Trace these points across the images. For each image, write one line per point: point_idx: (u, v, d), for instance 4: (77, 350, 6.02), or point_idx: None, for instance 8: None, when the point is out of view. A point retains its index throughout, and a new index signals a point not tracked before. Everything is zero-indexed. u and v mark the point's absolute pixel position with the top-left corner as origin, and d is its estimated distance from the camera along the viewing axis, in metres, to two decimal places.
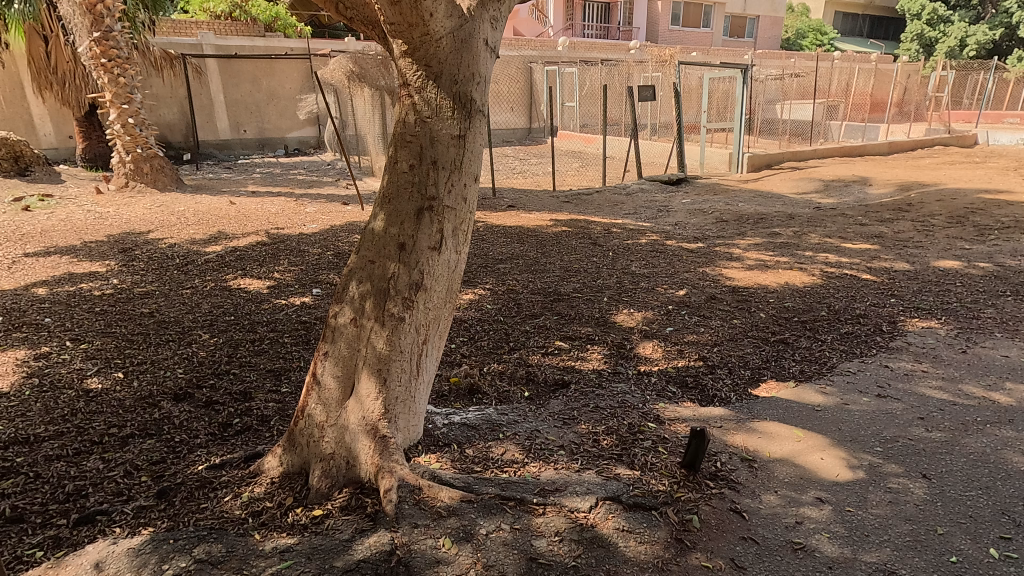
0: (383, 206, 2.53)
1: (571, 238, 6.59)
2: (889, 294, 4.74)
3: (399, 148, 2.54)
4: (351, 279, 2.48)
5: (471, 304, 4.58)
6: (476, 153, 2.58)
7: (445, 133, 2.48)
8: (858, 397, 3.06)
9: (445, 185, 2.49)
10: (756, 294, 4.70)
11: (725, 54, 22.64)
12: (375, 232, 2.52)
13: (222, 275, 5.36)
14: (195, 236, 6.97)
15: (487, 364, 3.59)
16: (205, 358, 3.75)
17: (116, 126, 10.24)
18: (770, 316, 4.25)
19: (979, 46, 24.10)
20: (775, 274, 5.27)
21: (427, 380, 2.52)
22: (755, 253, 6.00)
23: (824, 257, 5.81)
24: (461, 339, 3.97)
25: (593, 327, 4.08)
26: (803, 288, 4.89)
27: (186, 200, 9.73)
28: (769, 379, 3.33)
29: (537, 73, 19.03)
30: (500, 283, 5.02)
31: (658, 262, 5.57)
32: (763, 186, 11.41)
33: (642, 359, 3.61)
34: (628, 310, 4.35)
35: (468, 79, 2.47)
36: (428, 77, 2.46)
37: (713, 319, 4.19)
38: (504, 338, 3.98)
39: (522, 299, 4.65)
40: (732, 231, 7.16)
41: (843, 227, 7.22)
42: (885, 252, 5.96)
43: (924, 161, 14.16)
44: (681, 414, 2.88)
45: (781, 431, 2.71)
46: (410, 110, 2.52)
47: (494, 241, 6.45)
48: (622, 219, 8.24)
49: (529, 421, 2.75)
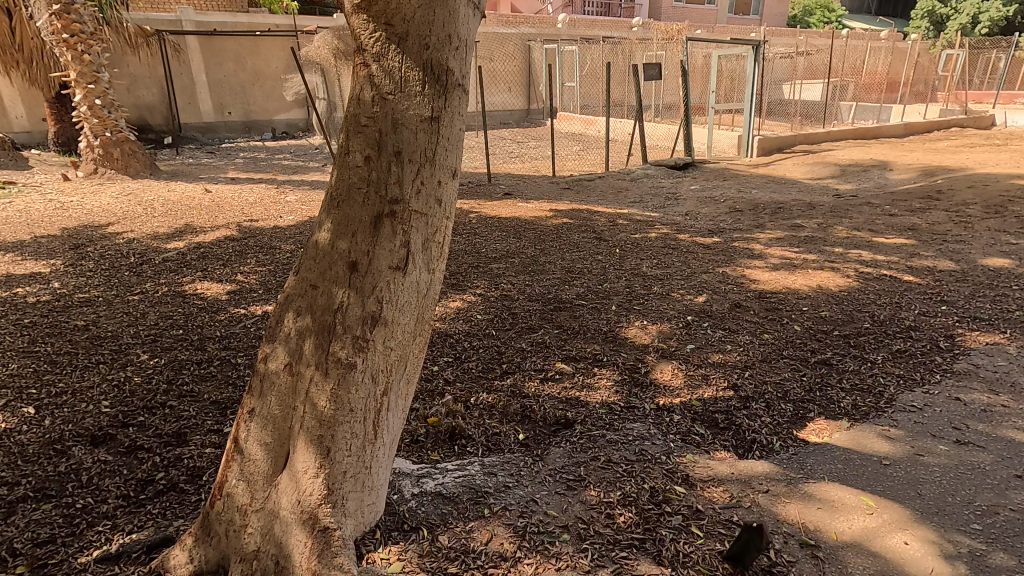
0: (331, 210, 1.96)
1: (573, 232, 5.98)
2: (939, 301, 4.12)
3: (351, 135, 1.99)
4: (287, 309, 1.90)
5: (458, 314, 3.99)
6: (453, 142, 2.07)
7: (414, 114, 1.97)
8: (933, 444, 2.46)
9: (411, 183, 1.95)
10: (787, 300, 4.10)
11: (731, 32, 21.77)
12: (319, 246, 1.94)
13: (179, 278, 4.73)
14: (159, 229, 6.31)
15: (474, 395, 3.02)
16: (141, 386, 3.15)
17: (82, 108, 9.51)
18: (805, 329, 3.65)
19: (992, 24, 23.15)
20: (804, 274, 4.66)
21: (387, 443, 1.92)
22: (778, 249, 5.36)
23: (856, 254, 5.18)
24: (444, 360, 3.41)
25: (601, 344, 3.48)
26: (839, 293, 4.27)
27: (159, 187, 9.05)
28: (817, 418, 2.72)
29: (535, 51, 18.31)
30: (494, 287, 4.42)
31: (671, 261, 4.94)
32: (775, 170, 10.81)
33: (660, 388, 3.01)
34: (641, 321, 3.74)
35: (443, 43, 1.97)
36: (391, 39, 1.95)
37: (741, 333, 3.58)
38: (495, 357, 3.41)
39: (517, 307, 4.04)
40: (750, 223, 6.54)
41: (870, 218, 6.57)
42: (924, 249, 5.33)
43: (942, 143, 13.48)
44: (717, 472, 2.28)
45: (845, 498, 2.12)
46: (367, 85, 2.00)
47: (487, 237, 5.82)
48: (627, 208, 7.62)
49: (525, 484, 2.17)
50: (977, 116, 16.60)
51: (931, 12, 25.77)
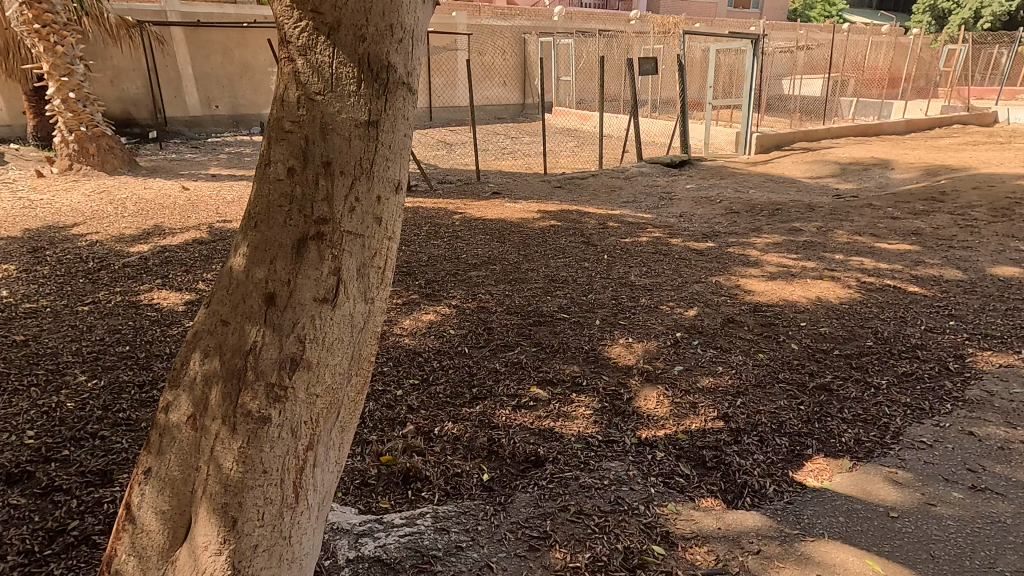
0: (249, 231, 1.67)
1: (560, 235, 5.70)
2: (947, 315, 3.84)
3: (274, 143, 1.70)
4: (194, 349, 1.61)
5: (430, 328, 3.71)
6: (397, 149, 1.79)
7: (347, 117, 1.68)
8: (945, 490, 2.19)
9: (343, 199, 1.67)
10: (783, 314, 3.83)
11: (731, 25, 21.42)
12: (233, 274, 1.65)
13: (137, 286, 4.44)
14: (125, 231, 6.01)
15: (438, 425, 2.74)
16: (73, 413, 2.85)
17: (56, 102, 9.18)
18: (803, 348, 3.37)
19: (994, 19, 22.83)
20: (802, 284, 4.38)
21: (311, 505, 1.65)
22: (775, 256, 5.07)
23: (858, 262, 4.90)
24: (410, 384, 3.12)
25: (581, 365, 3.20)
26: (840, 305, 3.99)
27: (136, 184, 8.74)
28: (815, 456, 2.45)
29: (531, 44, 17.98)
30: (471, 298, 4.13)
31: (661, 269, 4.66)
32: (773, 168, 10.52)
33: (643, 418, 2.74)
34: (626, 338, 3.46)
35: (383, 33, 1.69)
36: (319, 29, 1.66)
37: (734, 353, 3.30)
38: (465, 380, 3.13)
39: (493, 321, 3.75)
40: (746, 225, 6.26)
41: (872, 221, 6.29)
42: (930, 256, 5.04)
43: (944, 141, 13.18)
44: (702, 527, 2.01)
45: (849, 562, 1.85)
46: (292, 83, 1.71)
47: (469, 241, 5.53)
48: (619, 209, 7.34)
49: (480, 544, 1.92)
50: (981, 113, 16.27)
51: (933, 6, 25.43)
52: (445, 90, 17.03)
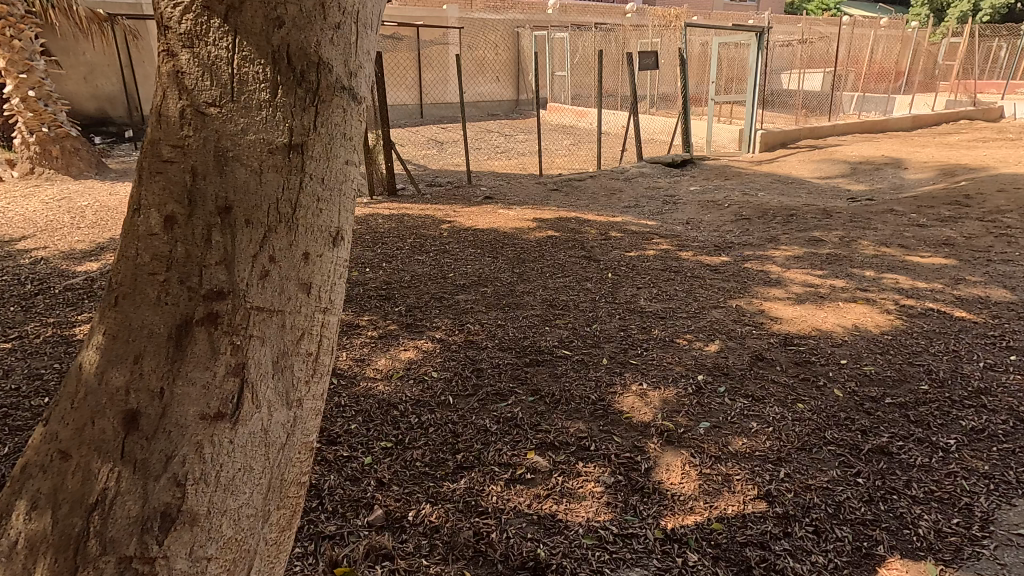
0: (106, 312, 1.13)
1: (557, 249, 5.17)
2: (1005, 348, 3.34)
3: (146, 178, 1.16)
4: (18, 495, 1.08)
5: (409, 370, 3.17)
6: (335, 184, 1.25)
7: (257, 138, 1.15)
8: None
9: (249, 262, 1.13)
10: (819, 348, 3.31)
11: (731, 18, 20.83)
12: (80, 378, 1.11)
13: (74, 316, 3.87)
14: (77, 245, 5.43)
15: (414, 509, 2.21)
16: None
17: (15, 101, 8.56)
18: (848, 397, 2.85)
19: (994, 11, 22.47)
20: (834, 309, 3.86)
21: None
22: (798, 272, 4.56)
23: (892, 279, 4.40)
24: (381, 448, 2.58)
25: (587, 422, 2.66)
26: (882, 337, 3.47)
27: (102, 190, 8.14)
28: (889, 558, 1.94)
29: (524, 38, 17.43)
30: (457, 329, 3.59)
31: (673, 290, 4.14)
32: (780, 168, 10.03)
33: (666, 499, 2.22)
34: (639, 385, 2.93)
35: (309, 14, 1.16)
36: (212, 6, 1.13)
37: (769, 404, 2.78)
38: (448, 442, 2.59)
39: (483, 361, 3.21)
40: (761, 234, 5.75)
41: (897, 229, 5.79)
42: (969, 272, 4.54)
43: (953, 137, 12.72)
44: None
45: None
46: (172, 87, 1.16)
47: (457, 256, 4.99)
48: (621, 215, 6.82)
49: None
50: (987, 107, 15.85)
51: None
52: (435, 86, 16.42)
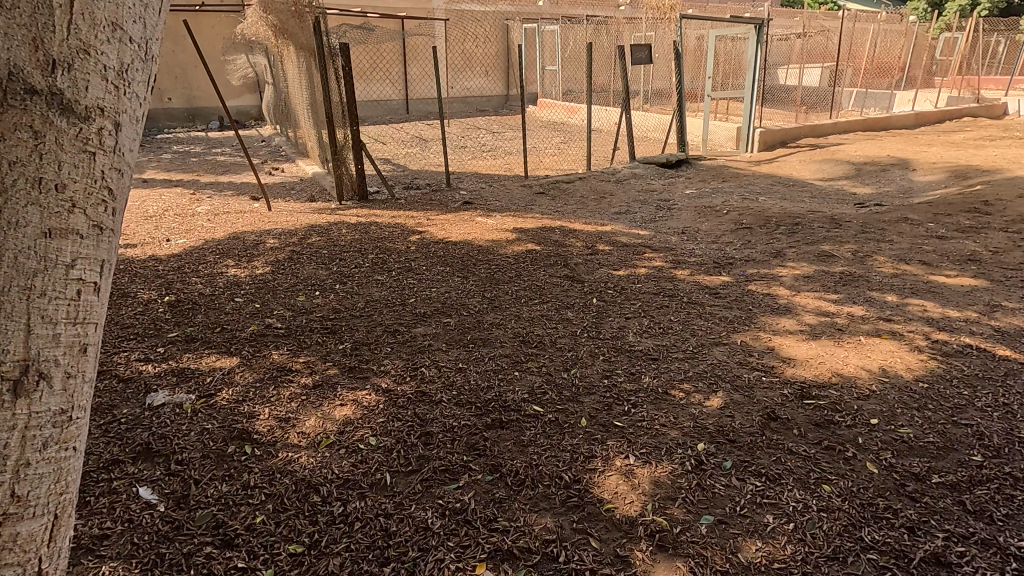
0: None
1: (535, 265, 4.58)
2: None
3: None
4: None
5: (343, 434, 2.56)
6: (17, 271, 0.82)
7: None
8: None
9: None
10: (844, 403, 2.73)
11: (727, 10, 20.15)
12: None
13: None
14: None
15: None
16: None
17: None
18: (886, 476, 2.27)
19: (993, 6, 21.95)
20: (856, 346, 3.28)
21: None
22: (809, 296, 4.00)
23: (917, 305, 3.83)
24: (289, 554, 1.97)
25: (556, 517, 2.08)
26: (917, 385, 2.89)
27: None
28: None
29: (514, 31, 16.76)
30: (409, 375, 2.99)
31: (667, 321, 3.56)
32: (779, 169, 9.48)
33: None
34: (625, 459, 2.34)
35: None
36: None
37: (790, 488, 2.19)
38: (377, 546, 2.00)
39: (435, 423, 2.61)
40: (764, 247, 5.20)
41: (914, 241, 5.25)
42: (1003, 296, 3.99)
43: (959, 136, 12.19)
44: None
45: None
46: None
47: (422, 276, 4.39)
48: (609, 223, 6.26)
49: None
50: (990, 104, 15.34)
51: None
52: (420, 81, 15.72)
